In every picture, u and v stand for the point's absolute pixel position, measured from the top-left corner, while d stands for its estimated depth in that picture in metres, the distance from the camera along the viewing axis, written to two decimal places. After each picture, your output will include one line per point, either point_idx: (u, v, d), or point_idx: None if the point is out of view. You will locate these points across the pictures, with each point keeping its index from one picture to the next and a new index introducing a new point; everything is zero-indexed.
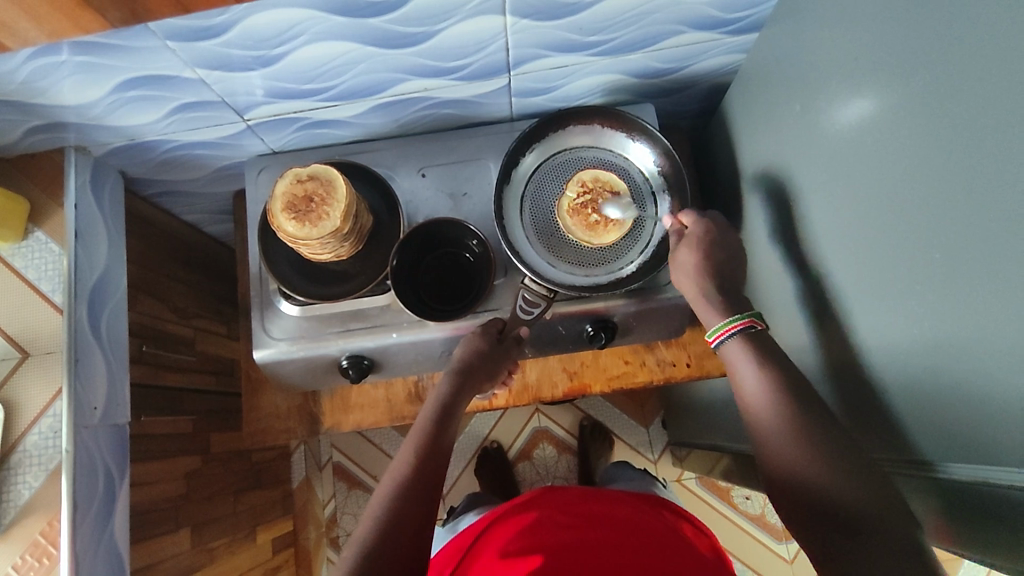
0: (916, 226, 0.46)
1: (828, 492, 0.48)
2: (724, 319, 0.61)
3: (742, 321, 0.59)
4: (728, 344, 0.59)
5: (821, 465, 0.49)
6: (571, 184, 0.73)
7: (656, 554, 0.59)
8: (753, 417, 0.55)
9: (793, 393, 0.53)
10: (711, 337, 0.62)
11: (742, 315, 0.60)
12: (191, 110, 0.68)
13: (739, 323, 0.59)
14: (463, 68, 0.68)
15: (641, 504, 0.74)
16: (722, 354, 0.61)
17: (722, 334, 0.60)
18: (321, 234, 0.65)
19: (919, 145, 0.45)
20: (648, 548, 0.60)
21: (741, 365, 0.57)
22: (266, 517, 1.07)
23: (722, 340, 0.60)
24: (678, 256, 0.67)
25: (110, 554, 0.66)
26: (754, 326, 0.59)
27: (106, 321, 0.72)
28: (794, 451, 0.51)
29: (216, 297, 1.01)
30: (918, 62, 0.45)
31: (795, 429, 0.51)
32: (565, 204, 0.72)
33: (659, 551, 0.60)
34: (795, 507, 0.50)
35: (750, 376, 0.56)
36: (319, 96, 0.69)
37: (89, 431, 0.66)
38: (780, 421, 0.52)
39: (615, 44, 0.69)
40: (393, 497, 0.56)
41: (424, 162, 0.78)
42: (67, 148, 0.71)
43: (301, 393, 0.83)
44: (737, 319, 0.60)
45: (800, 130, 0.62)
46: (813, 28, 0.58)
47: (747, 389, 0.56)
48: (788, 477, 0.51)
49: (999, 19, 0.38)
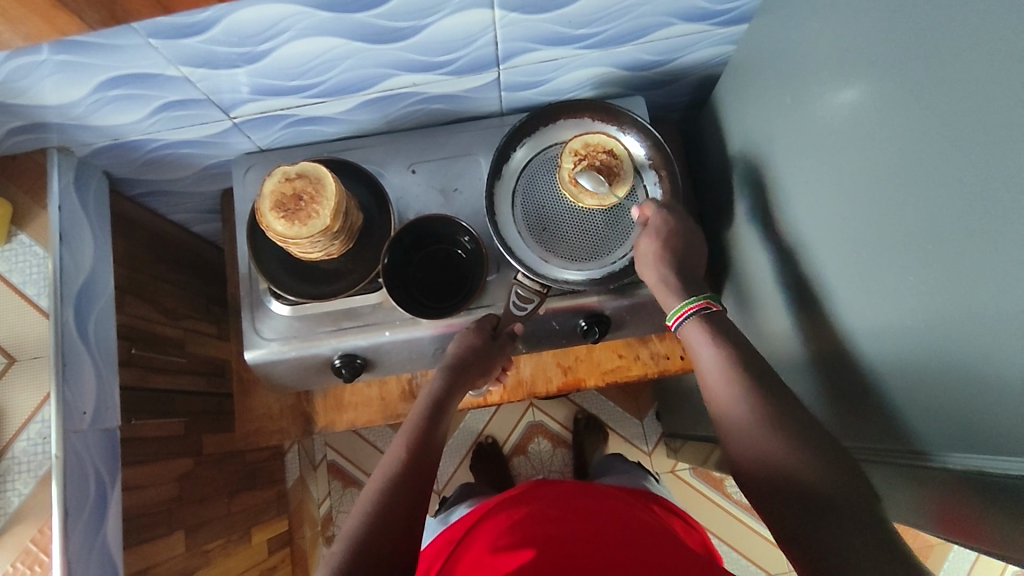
0: (907, 217, 0.46)
1: (795, 473, 0.48)
2: (680, 302, 0.62)
3: (698, 302, 0.61)
4: (687, 325, 0.61)
5: (801, 452, 0.48)
6: (565, 156, 0.70)
7: (633, 544, 0.60)
8: (724, 413, 0.54)
9: (767, 379, 0.54)
10: (669, 321, 0.63)
11: (698, 298, 0.61)
12: (175, 109, 0.67)
13: (695, 304, 0.61)
14: (452, 62, 0.67)
15: (630, 499, 0.75)
16: (681, 336, 0.62)
17: (680, 317, 0.62)
18: (311, 232, 0.65)
19: (909, 136, 0.45)
20: (628, 540, 0.60)
21: (702, 350, 0.58)
22: (260, 517, 1.07)
23: (681, 322, 0.61)
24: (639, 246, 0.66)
25: (102, 560, 0.65)
26: (709, 307, 0.61)
27: (93, 325, 0.71)
28: (759, 435, 0.51)
29: (206, 296, 1.00)
30: (908, 53, 0.45)
31: (758, 411, 0.52)
32: (568, 177, 0.69)
33: (639, 546, 0.59)
34: (760, 488, 0.50)
35: (717, 368, 0.56)
36: (306, 92, 0.68)
37: (79, 435, 0.65)
38: (745, 404, 0.53)
39: (605, 36, 0.68)
40: (383, 492, 0.55)
41: (414, 158, 0.78)
42: (50, 149, 0.69)
43: (293, 393, 0.82)
44: (692, 301, 0.61)
45: (791, 121, 0.62)
46: (801, 20, 0.58)
47: (707, 370, 0.56)
48: (766, 467, 0.50)
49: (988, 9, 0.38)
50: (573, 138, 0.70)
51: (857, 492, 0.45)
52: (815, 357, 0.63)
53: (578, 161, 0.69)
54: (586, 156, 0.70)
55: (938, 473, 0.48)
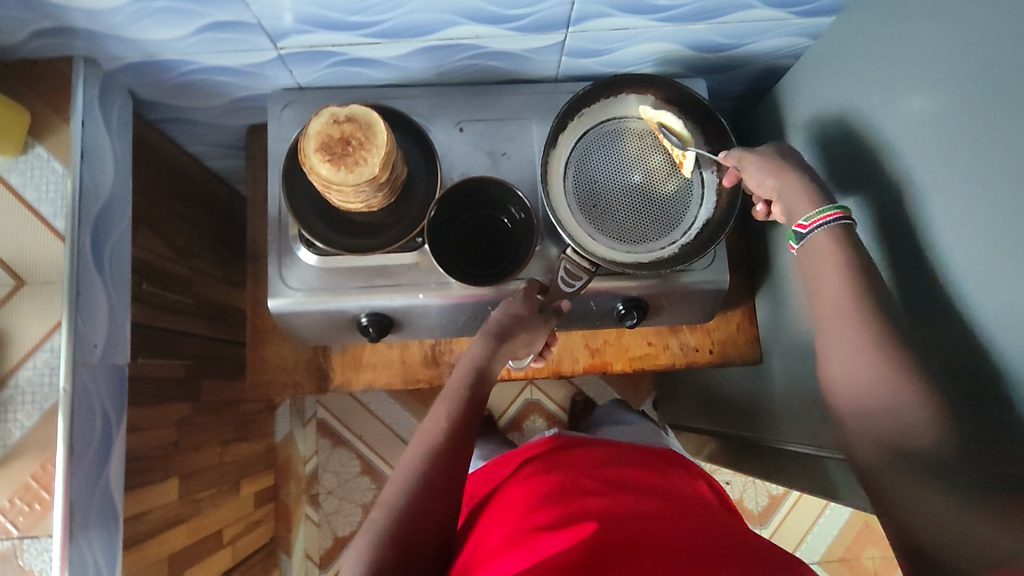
0: (990, 237, 0.45)
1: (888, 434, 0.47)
2: (816, 208, 0.56)
3: (837, 211, 0.55)
4: (817, 236, 0.56)
5: (894, 414, 0.47)
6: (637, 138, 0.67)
7: (675, 516, 0.58)
8: (849, 423, 0.51)
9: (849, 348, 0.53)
10: (800, 223, 0.57)
11: (837, 206, 0.55)
12: (219, 32, 0.61)
13: (832, 213, 0.55)
14: (522, 18, 0.64)
15: (658, 462, 0.74)
16: (808, 245, 0.56)
17: (816, 223, 0.56)
18: (357, 181, 0.61)
19: (1000, 152, 0.44)
20: (668, 513, 0.59)
21: (824, 269, 0.55)
22: (249, 471, 1.04)
23: (816, 228, 0.56)
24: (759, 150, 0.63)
25: (104, 503, 0.61)
26: (849, 219, 0.55)
27: (109, 252, 0.66)
28: (859, 368, 0.50)
29: (215, 238, 0.94)
30: (1009, 63, 0.43)
31: (858, 349, 0.51)
32: None
33: (689, 520, 0.57)
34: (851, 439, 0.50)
35: (841, 314, 0.53)
36: (361, 30, 0.63)
37: (88, 370, 0.61)
38: (856, 338, 0.51)
39: (683, 11, 0.65)
40: (425, 463, 0.54)
41: (463, 115, 0.74)
42: (75, 58, 0.63)
43: (310, 347, 0.78)
44: (831, 208, 0.55)
45: (859, 123, 0.60)
46: (889, 19, 0.55)
47: (830, 289, 0.54)
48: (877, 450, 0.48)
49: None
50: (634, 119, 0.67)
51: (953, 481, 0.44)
52: None
53: None
54: None
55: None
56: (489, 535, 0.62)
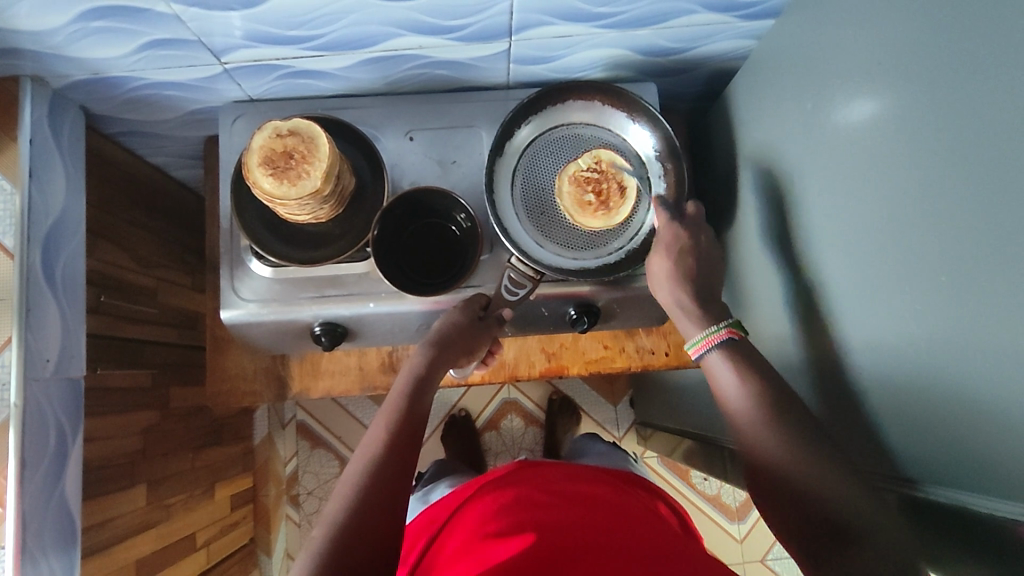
0: (899, 245, 0.46)
1: (792, 472, 0.47)
2: (702, 332, 0.58)
3: (717, 334, 0.57)
4: (708, 356, 0.57)
5: (792, 451, 0.48)
6: (585, 154, 0.69)
7: (619, 526, 0.59)
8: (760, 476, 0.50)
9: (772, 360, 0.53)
10: (691, 349, 0.59)
11: (721, 326, 0.57)
12: (162, 49, 0.62)
13: (712, 339, 0.57)
14: (462, 28, 0.64)
15: (616, 481, 0.75)
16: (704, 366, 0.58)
17: (702, 347, 0.57)
18: (300, 194, 0.61)
19: (909, 169, 0.44)
20: (615, 522, 0.60)
21: (718, 364, 0.56)
22: (224, 473, 1.06)
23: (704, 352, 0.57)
24: (651, 265, 0.64)
25: (60, 515, 0.63)
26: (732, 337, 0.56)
27: (61, 267, 0.67)
28: (757, 430, 0.50)
29: (180, 246, 0.96)
30: (917, 73, 0.43)
31: (758, 400, 0.51)
32: (571, 170, 0.69)
33: (628, 530, 0.58)
34: (770, 501, 0.49)
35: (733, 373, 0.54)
36: (303, 44, 0.64)
37: (40, 384, 0.63)
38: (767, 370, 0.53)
39: (624, 18, 0.65)
40: (366, 474, 0.55)
41: (413, 124, 0.74)
42: (22, 77, 0.64)
43: (269, 355, 0.80)
44: (712, 332, 0.57)
45: (795, 127, 0.60)
46: (818, 26, 0.55)
47: (722, 377, 0.55)
48: (792, 497, 0.47)
49: (1010, 36, 0.36)
50: (609, 150, 0.70)
51: (868, 522, 0.43)
52: (797, 365, 0.63)
53: (592, 167, 0.68)
54: (601, 172, 0.68)
55: (893, 497, 0.49)
56: (444, 554, 0.62)
